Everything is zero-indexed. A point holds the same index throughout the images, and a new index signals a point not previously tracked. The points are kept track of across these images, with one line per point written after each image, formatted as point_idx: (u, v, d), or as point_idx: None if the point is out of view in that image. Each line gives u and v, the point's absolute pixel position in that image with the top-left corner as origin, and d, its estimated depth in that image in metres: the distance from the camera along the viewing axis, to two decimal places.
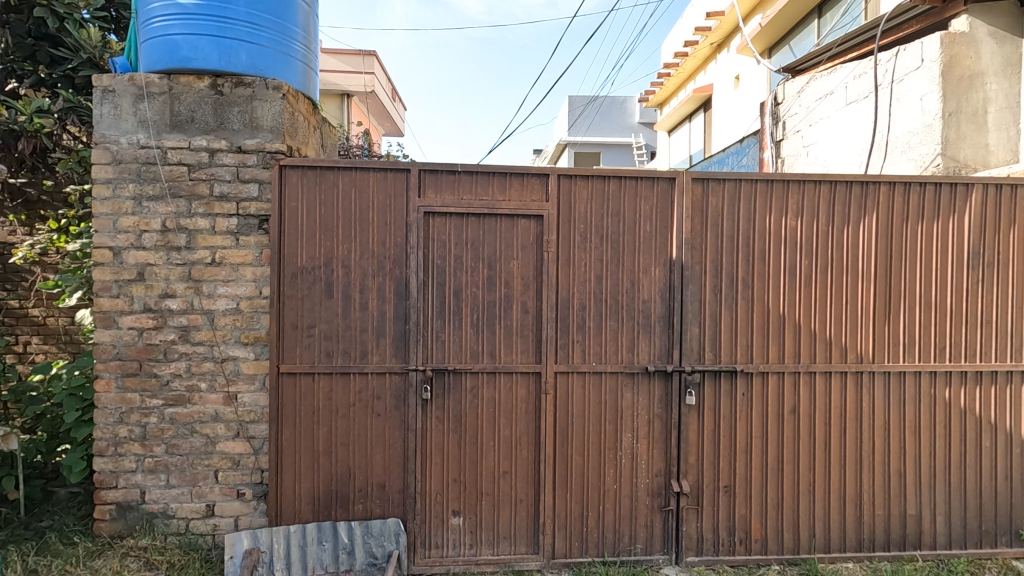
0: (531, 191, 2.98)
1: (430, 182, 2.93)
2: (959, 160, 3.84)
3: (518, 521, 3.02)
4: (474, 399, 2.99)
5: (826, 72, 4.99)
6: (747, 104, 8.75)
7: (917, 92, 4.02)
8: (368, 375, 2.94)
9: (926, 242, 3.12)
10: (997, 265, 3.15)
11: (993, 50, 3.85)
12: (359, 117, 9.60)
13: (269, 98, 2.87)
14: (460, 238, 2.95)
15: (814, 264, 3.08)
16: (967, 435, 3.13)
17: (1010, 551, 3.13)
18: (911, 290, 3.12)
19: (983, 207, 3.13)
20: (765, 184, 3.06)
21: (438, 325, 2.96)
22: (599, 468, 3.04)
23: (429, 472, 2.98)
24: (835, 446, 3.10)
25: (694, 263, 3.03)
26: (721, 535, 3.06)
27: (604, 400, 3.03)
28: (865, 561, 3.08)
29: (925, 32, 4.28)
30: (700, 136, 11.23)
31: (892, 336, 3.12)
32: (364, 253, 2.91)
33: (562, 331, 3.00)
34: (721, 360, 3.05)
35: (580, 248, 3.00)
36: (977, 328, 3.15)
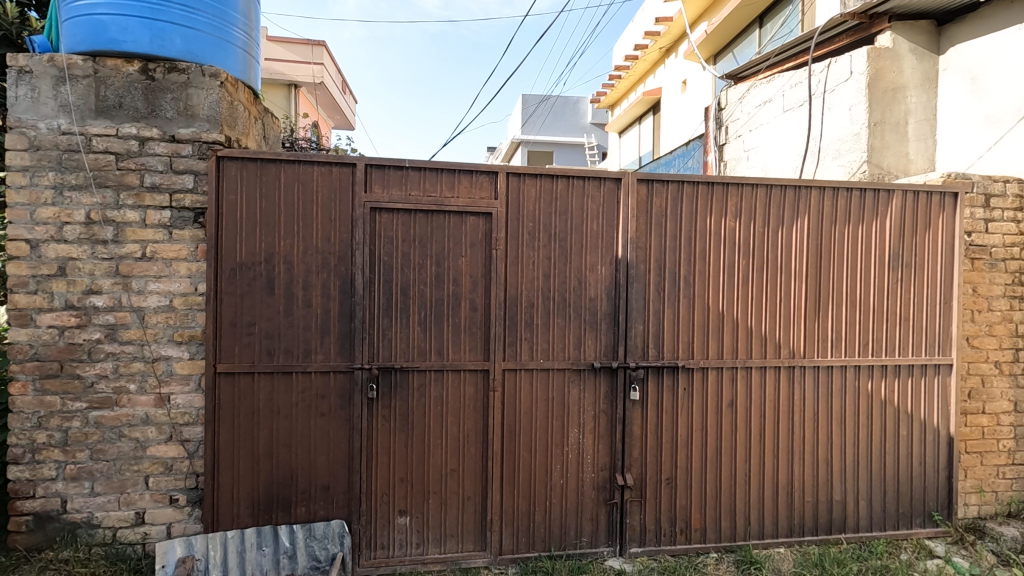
0: (480, 189, 2.97)
1: (377, 177, 2.88)
2: (883, 167, 4.10)
3: (465, 519, 3.02)
4: (421, 398, 2.96)
5: (765, 80, 5.22)
6: (693, 108, 9.03)
7: (846, 103, 4.27)
8: (312, 375, 2.86)
9: (852, 244, 3.31)
10: (914, 265, 3.38)
11: (913, 65, 4.13)
12: (307, 109, 9.28)
13: (205, 86, 2.75)
14: (408, 234, 2.91)
15: (751, 264, 3.22)
16: (886, 424, 3.36)
17: (923, 531, 3.38)
18: (838, 289, 3.31)
19: (902, 212, 3.36)
20: (706, 186, 3.17)
21: (385, 323, 2.91)
22: (546, 464, 3.07)
23: (375, 472, 2.94)
24: (770, 438, 3.26)
25: (639, 262, 3.10)
26: (663, 525, 3.16)
27: (552, 397, 3.06)
28: (795, 545, 3.25)
29: (854, 46, 4.54)
30: (649, 138, 11.52)
31: (822, 332, 3.30)
32: (308, 249, 2.83)
33: (511, 329, 3.01)
34: (664, 356, 3.15)
35: (529, 246, 3.02)
36: (897, 324, 3.37)
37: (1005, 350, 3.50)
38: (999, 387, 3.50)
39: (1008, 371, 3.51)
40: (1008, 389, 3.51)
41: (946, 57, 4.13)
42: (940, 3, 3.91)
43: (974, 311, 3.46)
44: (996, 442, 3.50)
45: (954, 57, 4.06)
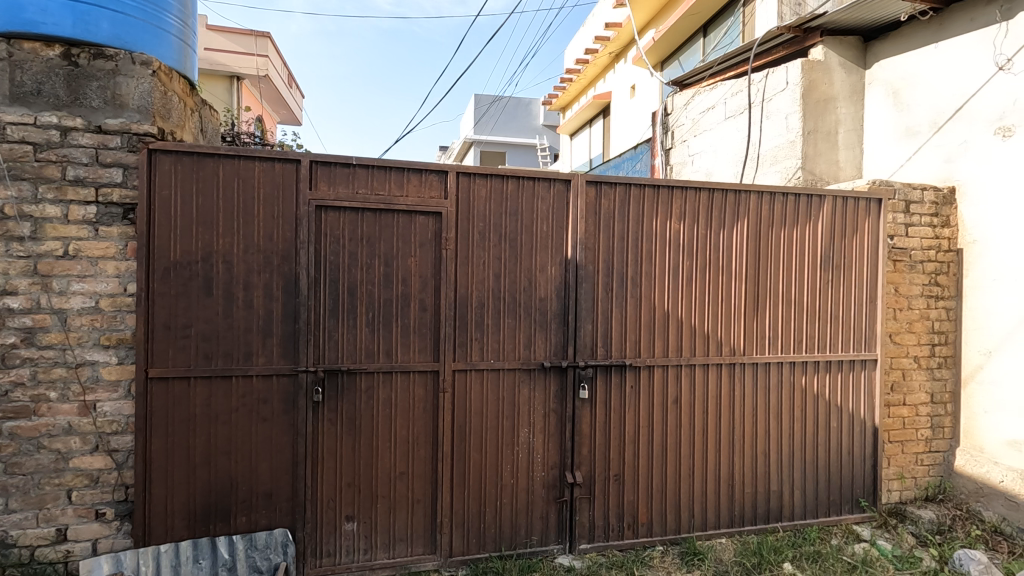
0: (430, 187, 2.93)
1: (323, 174, 2.80)
2: (816, 173, 4.34)
3: (415, 522, 2.98)
4: (369, 400, 2.91)
5: (708, 88, 5.43)
6: (642, 112, 9.27)
7: (782, 112, 4.49)
8: (253, 378, 2.75)
9: (788, 246, 3.48)
10: (843, 267, 3.59)
11: (842, 78, 4.39)
12: (251, 102, 8.90)
13: (135, 74, 2.59)
14: (355, 233, 2.85)
15: (694, 265, 3.33)
16: (818, 417, 3.55)
17: (852, 517, 3.60)
18: (775, 289, 3.47)
19: (832, 216, 3.55)
20: (653, 189, 3.25)
21: (331, 325, 2.84)
22: (497, 464, 3.07)
23: (321, 478, 2.85)
24: (712, 433, 3.38)
25: (588, 262, 3.15)
26: (611, 521, 3.22)
27: (502, 397, 3.07)
28: (735, 535, 3.39)
29: (790, 58, 4.77)
30: (599, 141, 11.73)
31: (760, 330, 3.45)
32: (249, 247, 2.72)
33: (461, 330, 3.00)
34: (612, 355, 3.21)
35: (479, 246, 3.01)
36: (828, 322, 3.57)
37: (923, 346, 3.76)
38: (918, 380, 3.76)
39: (926, 364, 3.77)
40: (925, 381, 3.77)
41: (872, 71, 4.40)
42: (866, 21, 4.16)
43: (896, 309, 3.71)
44: (916, 432, 3.76)
45: (879, 71, 4.34)
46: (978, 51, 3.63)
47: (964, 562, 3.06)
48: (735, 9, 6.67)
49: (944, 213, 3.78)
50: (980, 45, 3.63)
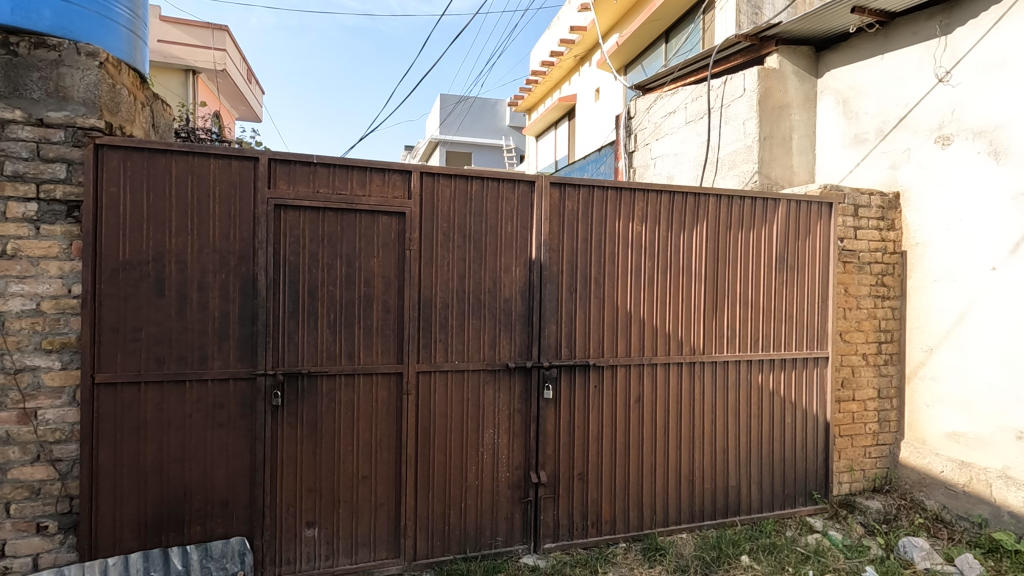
0: (393, 187, 2.90)
1: (282, 173, 2.73)
2: (771, 177, 4.49)
3: (378, 526, 2.94)
4: (331, 404, 2.85)
5: (670, 92, 5.55)
6: (606, 115, 9.40)
7: (740, 118, 4.62)
8: (208, 382, 2.67)
9: (745, 248, 3.59)
10: (797, 268, 3.72)
11: (796, 86, 4.56)
12: (207, 97, 8.60)
13: (80, 65, 2.47)
14: (316, 233, 2.79)
15: (656, 266, 3.40)
16: (773, 413, 3.67)
17: (805, 509, 3.73)
18: (733, 289, 3.57)
19: (787, 219, 3.68)
20: (615, 191, 3.30)
21: (291, 327, 2.77)
22: (461, 466, 3.06)
23: (281, 483, 2.79)
24: (673, 430, 3.45)
25: (552, 263, 3.17)
26: (575, 520, 3.25)
27: (466, 398, 3.06)
28: (695, 530, 3.47)
29: (747, 65, 4.92)
30: (564, 143, 11.84)
31: (719, 330, 3.54)
32: (203, 247, 2.63)
33: (425, 331, 2.97)
34: (576, 355, 3.24)
35: (443, 247, 2.99)
36: (783, 321, 3.69)
37: (871, 343, 3.93)
38: (866, 376, 3.92)
39: (874, 361, 3.94)
40: (873, 377, 3.94)
41: (823, 80, 4.59)
42: (818, 31, 4.34)
43: (846, 309, 3.87)
44: (865, 426, 3.92)
45: (830, 80, 4.52)
46: (920, 63, 3.83)
47: (909, 550, 3.23)
48: (694, 16, 6.84)
49: (890, 217, 3.96)
50: (921, 58, 3.83)
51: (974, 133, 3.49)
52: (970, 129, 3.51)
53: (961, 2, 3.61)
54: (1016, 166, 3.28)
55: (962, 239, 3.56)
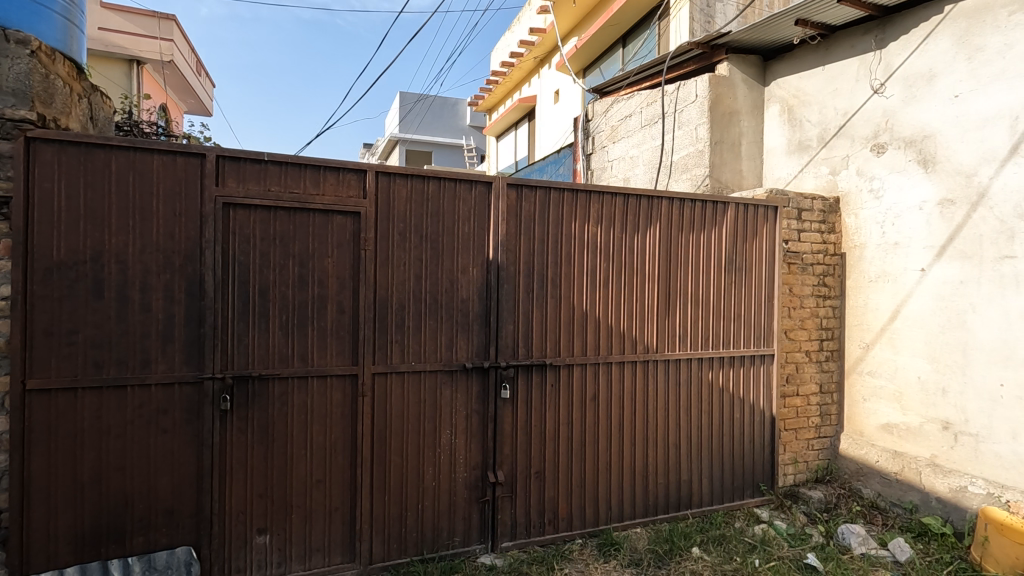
0: (347, 187, 2.85)
1: (231, 170, 2.65)
2: (722, 181, 4.64)
3: (333, 531, 2.89)
4: (283, 407, 2.79)
5: (626, 96, 5.67)
6: (565, 117, 9.52)
7: (692, 123, 4.77)
8: (151, 387, 2.56)
9: (695, 249, 3.70)
10: (745, 268, 3.87)
11: (744, 93, 4.74)
12: (152, 89, 8.20)
13: (9, 54, 2.28)
14: (267, 233, 2.72)
15: (611, 267, 3.47)
16: (723, 409, 3.80)
17: (753, 500, 3.89)
18: (685, 289, 3.68)
19: (735, 221, 3.82)
20: (571, 193, 3.35)
21: (240, 329, 2.69)
22: (418, 467, 3.04)
23: (230, 490, 2.70)
24: (628, 427, 3.53)
25: (509, 264, 3.19)
26: (532, 518, 3.28)
27: (423, 399, 3.04)
28: (649, 524, 3.56)
29: (699, 72, 5.08)
30: (524, 144, 11.91)
31: (672, 329, 3.65)
32: (146, 246, 2.53)
33: (380, 332, 2.94)
34: (533, 355, 3.27)
35: (399, 247, 2.97)
36: (732, 320, 3.83)
37: (813, 340, 4.12)
38: (809, 372, 4.11)
39: (816, 358, 4.14)
40: (815, 373, 4.13)
41: (769, 88, 4.78)
42: (765, 42, 4.52)
43: (790, 308, 4.03)
44: (808, 419, 4.11)
45: (776, 89, 4.72)
46: (857, 75, 4.05)
47: (847, 536, 3.42)
48: (650, 23, 7.02)
49: (831, 220, 4.15)
50: (858, 70, 4.04)
51: (906, 142, 3.71)
52: (902, 138, 3.74)
53: (893, 19, 3.84)
54: (942, 174, 3.52)
55: (895, 242, 3.78)
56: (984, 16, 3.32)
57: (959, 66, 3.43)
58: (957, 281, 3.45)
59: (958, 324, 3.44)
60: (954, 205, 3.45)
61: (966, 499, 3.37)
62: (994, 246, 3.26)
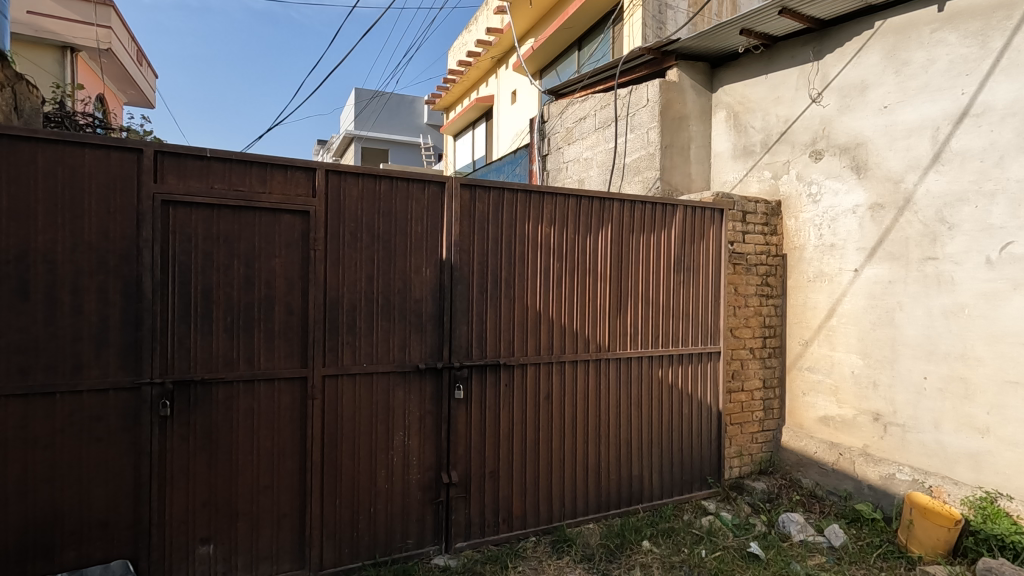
0: (295, 185, 2.79)
1: (171, 166, 2.55)
2: (672, 184, 4.78)
3: (281, 538, 2.82)
4: (228, 412, 2.70)
5: (581, 99, 5.76)
6: (522, 118, 9.58)
7: (644, 127, 4.89)
8: (83, 394, 2.43)
9: (646, 250, 3.80)
10: (693, 269, 4.00)
11: (693, 99, 4.89)
12: (88, 79, 7.75)
13: None
14: (210, 232, 2.63)
15: (564, 268, 3.52)
16: (672, 405, 3.92)
17: (701, 493, 4.02)
18: (636, 289, 3.77)
19: (683, 223, 3.94)
20: (525, 194, 3.38)
21: (182, 331, 2.59)
22: (371, 470, 3.00)
23: (171, 499, 2.60)
24: (580, 425, 3.59)
25: (462, 264, 3.19)
26: (486, 517, 3.30)
27: (376, 401, 3.01)
28: (601, 520, 3.63)
29: (650, 77, 5.21)
30: (482, 143, 11.91)
31: (623, 328, 3.73)
32: (76, 245, 2.40)
33: (331, 334, 2.88)
34: (487, 355, 3.28)
35: (350, 247, 2.92)
36: (681, 318, 3.95)
37: (757, 338, 4.30)
38: (753, 368, 4.28)
39: (760, 355, 4.31)
40: (759, 369, 4.30)
41: (716, 95, 4.95)
42: (712, 49, 4.67)
43: (736, 307, 4.19)
44: (752, 414, 4.28)
45: (722, 96, 4.89)
46: (797, 84, 4.24)
47: (787, 524, 3.58)
48: (605, 26, 7.13)
49: (773, 223, 4.33)
50: (798, 80, 4.24)
51: (841, 149, 3.92)
52: (837, 145, 3.94)
53: (830, 31, 4.04)
54: (873, 180, 3.73)
55: (831, 244, 3.99)
56: (910, 33, 3.55)
57: (888, 78, 3.65)
58: (886, 281, 3.66)
59: (887, 321, 3.66)
60: (883, 210, 3.67)
61: (894, 485, 3.59)
62: (918, 248, 3.49)
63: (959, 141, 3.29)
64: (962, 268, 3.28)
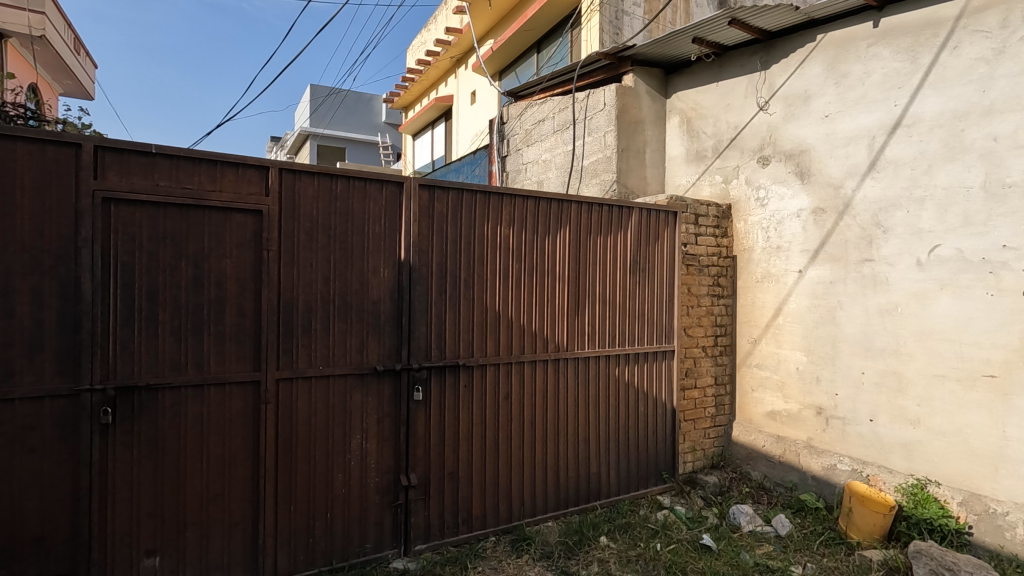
0: (247, 183, 2.71)
1: (113, 162, 2.44)
2: (628, 186, 4.89)
3: (233, 547, 2.74)
4: (175, 419, 2.60)
5: (539, 101, 5.81)
6: (481, 118, 9.59)
7: (601, 131, 4.99)
8: (15, 403, 2.29)
9: (603, 252, 3.88)
10: (648, 270, 4.10)
11: (648, 104, 5.01)
12: (19, 67, 7.28)
13: None
14: (156, 231, 2.53)
15: (522, 269, 3.54)
16: (629, 403, 4.00)
17: (656, 489, 4.12)
18: (593, 290, 3.84)
19: (639, 225, 4.03)
20: (484, 195, 3.39)
21: (125, 335, 2.48)
22: (327, 474, 2.95)
23: (113, 510, 2.49)
24: (539, 425, 3.62)
25: (421, 265, 3.17)
26: (446, 519, 3.29)
27: (332, 404, 2.95)
28: (560, 517, 3.67)
29: (607, 81, 5.31)
30: (441, 143, 11.84)
31: (581, 328, 3.79)
32: (8, 245, 2.26)
33: (285, 336, 2.82)
34: (446, 356, 3.28)
35: (305, 247, 2.86)
36: (637, 318, 4.04)
37: (709, 337, 4.44)
38: (705, 366, 4.42)
39: (711, 353, 4.46)
40: (711, 367, 4.45)
41: (670, 100, 5.09)
42: (666, 56, 4.80)
43: (689, 306, 4.32)
44: (704, 410, 4.42)
45: (676, 101, 5.04)
46: (746, 92, 4.41)
47: (737, 516, 3.72)
48: (563, 30, 7.23)
49: (724, 225, 4.49)
50: (746, 88, 4.41)
51: (786, 156, 4.10)
52: (783, 151, 4.12)
53: (776, 43, 4.23)
54: (815, 185, 3.92)
55: (778, 246, 4.17)
56: (849, 47, 3.75)
57: (829, 89, 3.85)
58: (828, 282, 3.86)
59: (828, 320, 3.86)
60: (825, 214, 3.86)
61: (835, 475, 3.78)
62: (857, 250, 3.69)
63: (893, 150, 3.50)
64: (895, 269, 3.49)
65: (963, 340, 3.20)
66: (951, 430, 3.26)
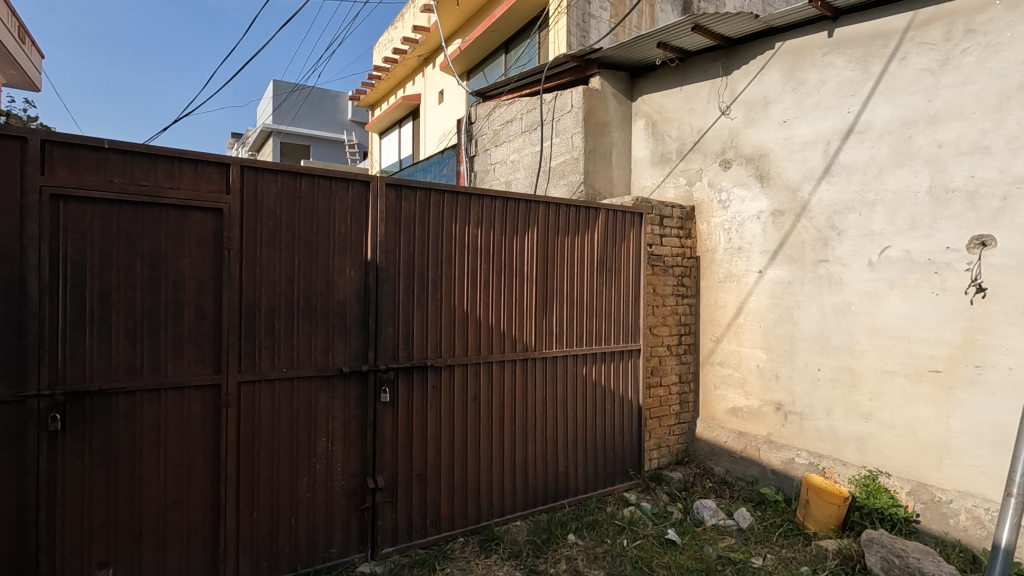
0: (207, 181, 2.63)
1: (61, 157, 2.33)
2: (595, 188, 4.94)
3: (191, 556, 2.65)
4: (129, 424, 2.51)
5: (507, 102, 5.82)
6: (449, 118, 9.54)
7: (568, 132, 5.03)
8: None
9: (570, 252, 3.91)
10: (614, 270, 4.16)
11: (614, 106, 5.08)
12: None
13: None
14: (109, 230, 2.43)
15: (490, 269, 3.55)
16: (596, 402, 4.05)
17: (623, 486, 4.19)
18: (560, 290, 3.87)
19: (605, 226, 4.09)
20: (452, 195, 3.38)
21: (76, 338, 2.38)
22: (292, 478, 2.89)
23: (63, 521, 2.38)
24: (507, 424, 3.63)
25: (388, 265, 3.14)
26: (414, 521, 3.26)
27: (296, 407, 2.89)
28: (528, 517, 3.68)
29: (574, 83, 5.36)
30: (408, 142, 11.73)
31: (549, 328, 3.82)
32: None
33: (247, 338, 2.74)
34: (414, 357, 3.25)
35: (267, 247, 2.79)
36: (604, 318, 4.10)
37: (674, 335, 4.54)
38: (670, 364, 4.51)
39: (676, 351, 4.55)
40: (675, 365, 4.54)
41: (636, 103, 5.18)
42: (632, 60, 4.88)
43: (654, 306, 4.40)
44: (669, 407, 4.51)
45: (642, 105, 5.12)
46: (708, 97, 4.52)
47: (701, 510, 3.80)
48: (531, 32, 7.26)
49: (688, 227, 4.59)
50: (709, 93, 4.52)
51: (746, 159, 4.22)
52: (744, 155, 4.24)
53: (737, 49, 4.34)
54: (774, 188, 4.05)
55: (739, 247, 4.29)
56: (805, 55, 3.89)
57: (787, 95, 3.98)
58: (786, 282, 3.99)
59: (787, 319, 3.99)
60: (783, 216, 3.99)
61: (793, 469, 3.91)
62: (813, 251, 3.82)
63: (846, 155, 3.64)
64: (849, 269, 3.64)
65: (911, 337, 3.36)
66: (900, 423, 3.42)
